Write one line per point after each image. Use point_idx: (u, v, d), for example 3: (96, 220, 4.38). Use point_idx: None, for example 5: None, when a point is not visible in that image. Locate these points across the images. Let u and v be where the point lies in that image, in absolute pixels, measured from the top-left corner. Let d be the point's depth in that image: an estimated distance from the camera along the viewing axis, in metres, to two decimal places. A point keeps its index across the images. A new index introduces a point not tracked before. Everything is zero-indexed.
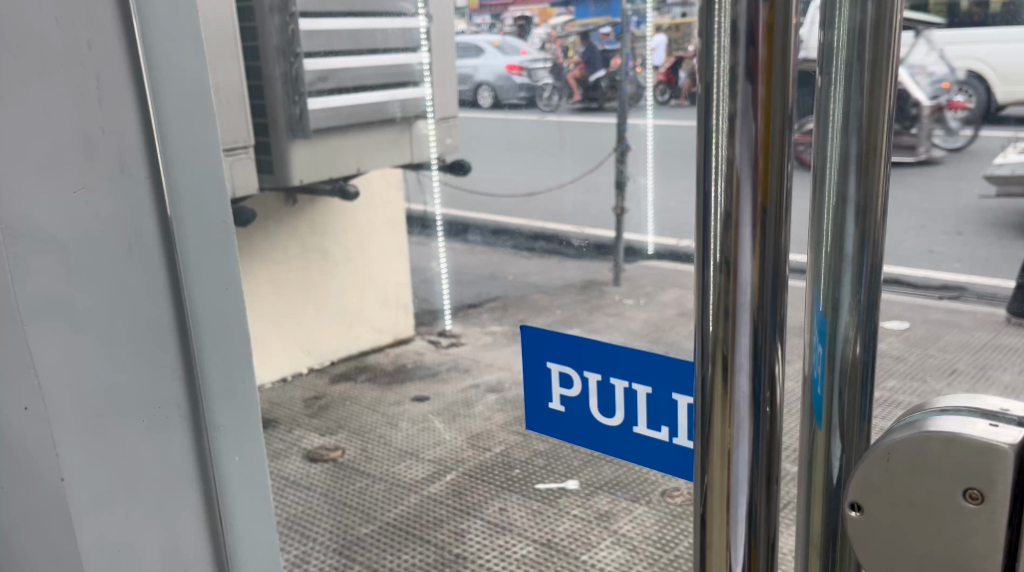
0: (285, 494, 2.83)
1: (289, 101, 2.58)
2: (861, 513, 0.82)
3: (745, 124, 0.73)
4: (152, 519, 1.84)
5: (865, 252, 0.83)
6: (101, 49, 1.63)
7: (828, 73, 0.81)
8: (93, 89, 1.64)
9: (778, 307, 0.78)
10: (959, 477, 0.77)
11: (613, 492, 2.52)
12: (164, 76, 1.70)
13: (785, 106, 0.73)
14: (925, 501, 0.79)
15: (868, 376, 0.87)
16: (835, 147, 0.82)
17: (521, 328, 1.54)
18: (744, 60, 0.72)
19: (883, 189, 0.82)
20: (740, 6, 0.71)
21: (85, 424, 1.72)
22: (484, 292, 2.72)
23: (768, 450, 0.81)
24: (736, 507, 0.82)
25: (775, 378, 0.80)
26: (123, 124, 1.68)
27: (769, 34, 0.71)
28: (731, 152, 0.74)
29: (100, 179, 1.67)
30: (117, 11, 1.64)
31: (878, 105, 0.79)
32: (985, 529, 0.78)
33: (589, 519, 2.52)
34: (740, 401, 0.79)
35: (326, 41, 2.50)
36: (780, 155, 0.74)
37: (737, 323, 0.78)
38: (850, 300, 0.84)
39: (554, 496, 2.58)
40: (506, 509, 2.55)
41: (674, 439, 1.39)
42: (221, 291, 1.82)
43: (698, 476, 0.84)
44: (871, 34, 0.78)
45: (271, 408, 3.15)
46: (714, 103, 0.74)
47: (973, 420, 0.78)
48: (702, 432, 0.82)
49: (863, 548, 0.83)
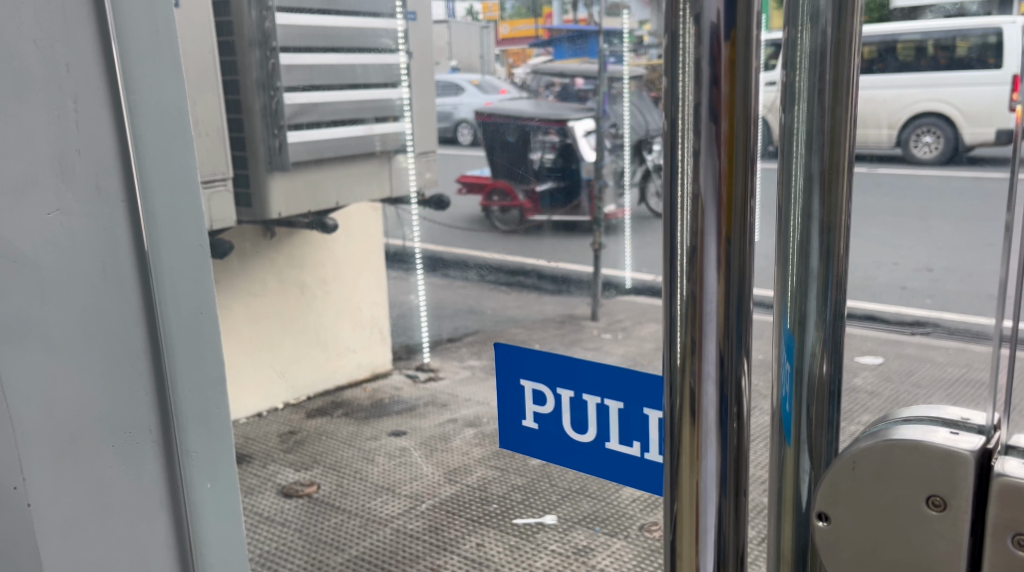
0: (259, 531, 3.03)
1: (268, 133, 2.73)
2: (829, 522, 0.83)
3: (709, 155, 0.74)
4: (121, 545, 1.82)
5: (829, 271, 0.84)
6: (79, 71, 1.66)
7: (792, 97, 0.82)
8: (71, 111, 1.66)
9: (744, 330, 0.79)
10: (924, 484, 0.78)
11: (590, 527, 2.51)
12: (144, 100, 1.73)
13: (747, 140, 0.74)
14: (890, 508, 0.80)
15: (834, 393, 0.88)
16: (799, 168, 0.83)
17: (496, 344, 1.53)
18: (707, 98, 0.73)
19: (847, 210, 0.83)
20: (702, 44, 0.72)
21: (55, 448, 1.71)
22: (461, 327, 2.74)
23: (735, 471, 0.81)
24: (705, 516, 0.82)
25: (742, 392, 0.80)
26: (100, 147, 1.71)
27: (731, 72, 0.72)
28: (697, 185, 0.75)
29: (76, 200, 1.69)
30: (97, 35, 1.67)
31: (840, 124, 0.80)
32: (949, 534, 0.78)
33: (566, 554, 2.52)
34: (707, 416, 0.79)
35: (306, 75, 2.59)
36: (743, 187, 0.75)
37: (703, 353, 0.78)
38: (817, 316, 0.85)
39: (532, 531, 2.55)
40: (483, 543, 2.59)
41: (645, 455, 1.39)
42: (196, 315, 1.83)
43: (667, 491, 0.84)
44: (832, 56, 0.79)
45: (247, 442, 3.29)
46: (679, 138, 0.75)
47: (934, 429, 0.80)
48: (670, 448, 0.82)
49: (831, 557, 0.84)
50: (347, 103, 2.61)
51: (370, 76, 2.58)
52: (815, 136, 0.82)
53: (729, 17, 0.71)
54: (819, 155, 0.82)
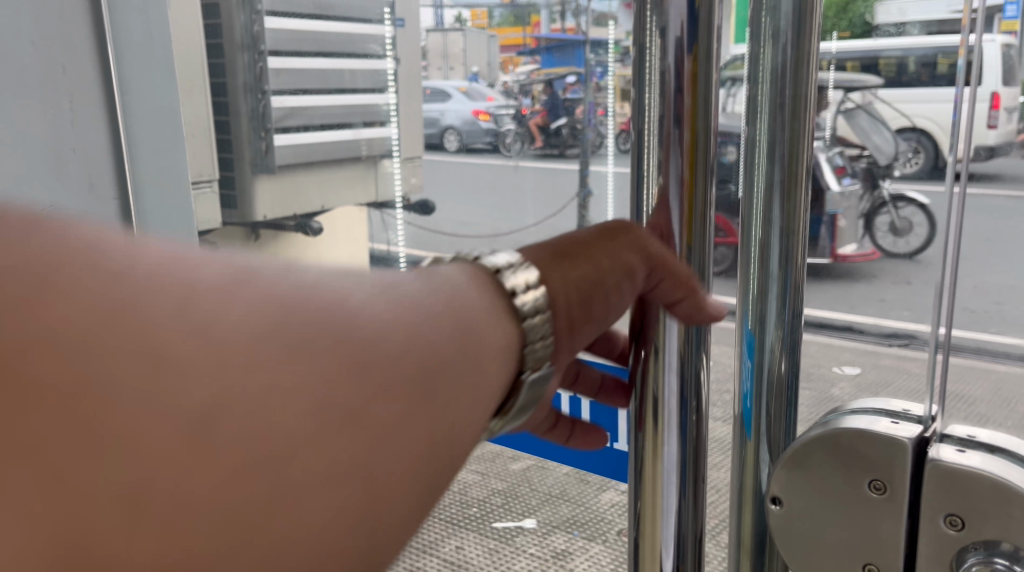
0: None
1: (255, 137, 2.61)
2: (781, 506, 0.77)
3: (675, 164, 0.64)
4: None
5: (788, 275, 0.78)
6: (74, 71, 1.76)
7: (755, 110, 0.76)
8: (67, 109, 1.78)
9: (703, 351, 0.67)
10: (867, 469, 0.73)
11: (569, 532, 2.47)
12: (137, 101, 1.87)
13: (706, 146, 0.65)
14: (831, 493, 0.75)
15: (792, 391, 0.82)
16: (762, 174, 0.77)
17: None
18: (672, 108, 0.64)
19: (809, 220, 0.78)
20: (668, 56, 0.63)
21: None
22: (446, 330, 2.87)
23: (693, 464, 0.72)
24: (671, 530, 0.72)
25: (702, 401, 0.69)
26: (94, 141, 1.84)
27: (694, 83, 0.64)
28: (659, 193, 0.65)
29: (72, 189, 1.81)
30: (94, 37, 1.79)
31: (800, 134, 0.75)
32: (890, 515, 0.73)
33: (547, 556, 2.38)
34: (669, 427, 0.69)
35: (295, 79, 2.61)
36: (704, 193, 0.65)
37: (644, 357, 0.67)
38: (776, 317, 0.80)
39: (510, 536, 2.49)
40: (460, 547, 2.45)
41: (613, 444, 1.49)
42: None
43: (630, 500, 0.74)
44: (794, 70, 0.73)
45: None
46: (645, 151, 0.66)
47: (880, 417, 0.75)
48: (635, 459, 0.72)
49: (782, 543, 0.78)
50: (335, 108, 2.71)
51: (356, 83, 2.74)
52: (780, 150, 0.75)
53: (693, 32, 0.63)
54: (782, 167, 0.75)
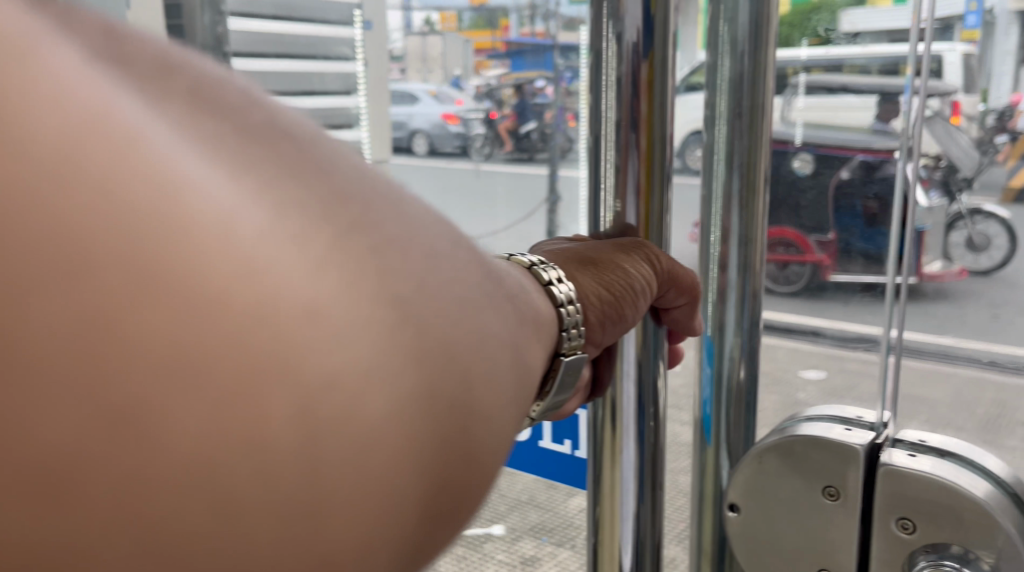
0: None
1: None
2: (738, 513, 0.89)
3: (632, 168, 0.77)
4: None
5: (746, 283, 0.87)
6: None
7: (712, 121, 0.85)
8: None
9: (657, 335, 0.82)
10: (821, 475, 0.85)
11: (538, 537, 2.48)
12: None
13: (663, 153, 0.78)
14: (789, 498, 0.87)
15: (751, 399, 0.91)
16: (719, 185, 0.86)
17: None
18: (628, 112, 0.76)
19: (763, 225, 0.87)
20: (623, 63, 0.75)
21: None
22: None
23: (651, 467, 0.84)
24: (625, 509, 0.84)
25: (658, 391, 0.83)
26: None
27: (649, 91, 0.76)
28: (618, 190, 0.78)
29: None
30: None
31: (756, 145, 0.84)
32: (846, 523, 0.85)
33: (514, 562, 2.40)
34: (628, 411, 0.81)
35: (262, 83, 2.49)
36: (660, 195, 0.79)
37: (619, 353, 0.79)
38: (735, 322, 0.88)
39: (478, 543, 2.50)
40: None
41: (573, 452, 1.54)
42: None
43: (590, 484, 0.86)
44: (749, 83, 0.83)
45: None
46: (603, 150, 0.78)
47: (832, 425, 0.86)
48: (593, 442, 0.84)
49: (739, 546, 0.90)
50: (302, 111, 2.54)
51: (325, 84, 2.58)
52: (734, 154, 0.84)
53: (647, 40, 0.75)
54: (739, 162, 0.84)
